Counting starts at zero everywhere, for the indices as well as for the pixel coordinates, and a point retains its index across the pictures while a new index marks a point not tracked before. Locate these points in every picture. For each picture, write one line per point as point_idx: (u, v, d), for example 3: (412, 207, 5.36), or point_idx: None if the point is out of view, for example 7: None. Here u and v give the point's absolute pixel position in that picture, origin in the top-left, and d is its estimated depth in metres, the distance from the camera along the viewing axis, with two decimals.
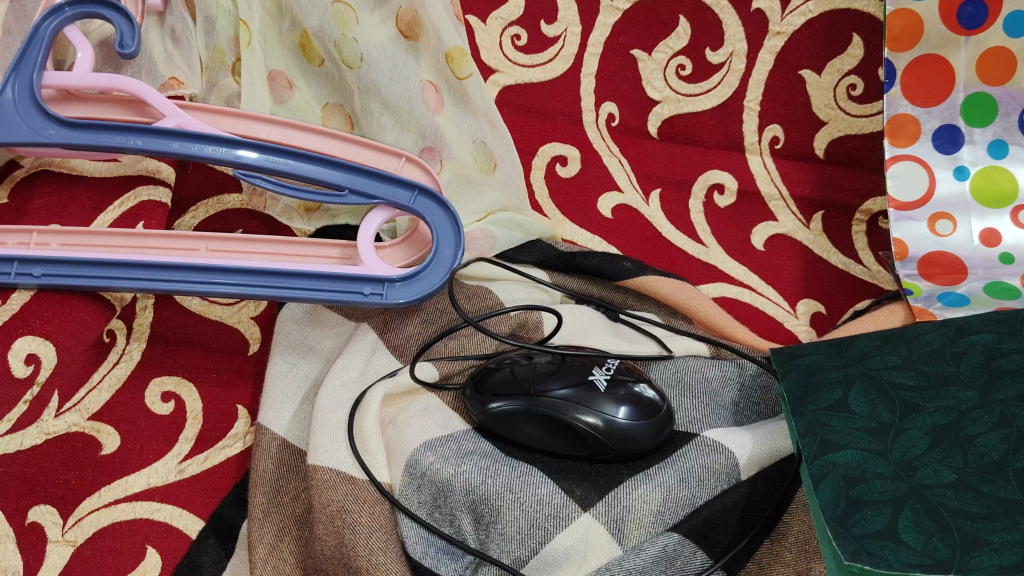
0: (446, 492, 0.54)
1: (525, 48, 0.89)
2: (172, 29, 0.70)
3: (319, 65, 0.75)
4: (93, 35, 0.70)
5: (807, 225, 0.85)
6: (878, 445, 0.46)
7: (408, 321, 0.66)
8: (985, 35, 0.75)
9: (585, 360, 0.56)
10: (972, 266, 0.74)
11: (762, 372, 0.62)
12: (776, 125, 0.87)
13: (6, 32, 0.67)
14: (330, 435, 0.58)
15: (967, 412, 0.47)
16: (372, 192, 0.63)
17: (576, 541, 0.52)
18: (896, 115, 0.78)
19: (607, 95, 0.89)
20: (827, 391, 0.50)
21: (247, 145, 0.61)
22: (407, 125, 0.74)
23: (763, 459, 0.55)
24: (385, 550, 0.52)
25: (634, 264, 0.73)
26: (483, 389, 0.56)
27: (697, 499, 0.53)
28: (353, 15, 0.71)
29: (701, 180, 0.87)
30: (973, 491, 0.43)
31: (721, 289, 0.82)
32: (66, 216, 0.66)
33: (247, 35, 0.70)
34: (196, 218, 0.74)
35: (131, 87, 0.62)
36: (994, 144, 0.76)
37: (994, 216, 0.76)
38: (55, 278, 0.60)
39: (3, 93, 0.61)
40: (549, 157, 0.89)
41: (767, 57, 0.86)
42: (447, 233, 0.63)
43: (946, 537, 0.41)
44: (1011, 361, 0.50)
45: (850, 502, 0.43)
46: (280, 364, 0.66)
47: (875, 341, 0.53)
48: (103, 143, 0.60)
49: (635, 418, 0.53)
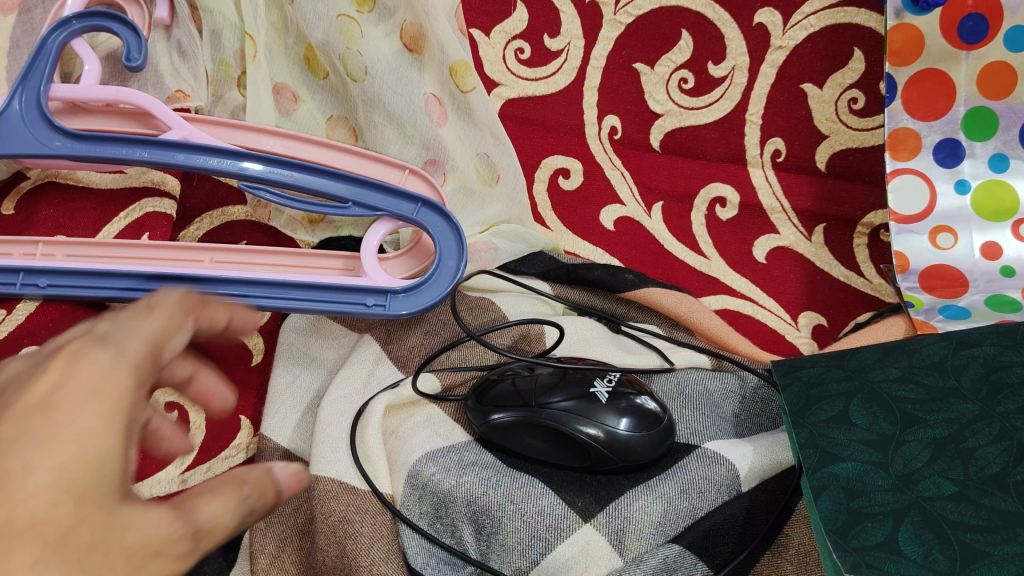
0: (447, 503, 0.54)
1: (529, 62, 0.90)
2: (178, 42, 0.72)
3: (323, 78, 0.75)
4: (101, 48, 0.71)
5: (809, 237, 0.85)
6: (878, 457, 0.46)
7: (411, 333, 0.67)
8: (985, 49, 0.75)
9: (587, 373, 0.56)
10: (971, 279, 0.75)
11: (762, 385, 0.63)
12: (778, 139, 0.87)
13: (13, 45, 0.67)
14: (331, 446, 0.59)
15: (967, 425, 0.47)
16: (375, 204, 0.63)
17: (577, 552, 0.52)
18: (896, 129, 0.79)
19: (609, 109, 0.90)
20: (828, 404, 0.50)
21: (252, 157, 0.61)
22: (410, 137, 0.74)
23: (763, 470, 0.56)
24: (386, 561, 0.52)
25: (636, 276, 0.74)
26: (484, 400, 0.56)
27: (698, 511, 0.54)
28: (357, 28, 0.72)
29: (702, 194, 0.88)
30: (974, 503, 0.43)
31: (722, 301, 0.83)
32: (72, 227, 0.68)
33: (253, 48, 0.71)
34: (200, 229, 0.75)
35: (137, 100, 0.63)
36: (994, 158, 0.76)
37: (995, 229, 0.76)
38: (59, 288, 0.61)
39: (10, 105, 0.61)
40: (551, 170, 0.90)
41: (768, 71, 0.86)
42: (450, 245, 0.63)
43: (946, 549, 0.41)
44: (1012, 373, 0.50)
45: (850, 513, 0.43)
46: (283, 374, 0.66)
47: (876, 353, 0.53)
48: (109, 155, 0.60)
49: (636, 430, 0.53)
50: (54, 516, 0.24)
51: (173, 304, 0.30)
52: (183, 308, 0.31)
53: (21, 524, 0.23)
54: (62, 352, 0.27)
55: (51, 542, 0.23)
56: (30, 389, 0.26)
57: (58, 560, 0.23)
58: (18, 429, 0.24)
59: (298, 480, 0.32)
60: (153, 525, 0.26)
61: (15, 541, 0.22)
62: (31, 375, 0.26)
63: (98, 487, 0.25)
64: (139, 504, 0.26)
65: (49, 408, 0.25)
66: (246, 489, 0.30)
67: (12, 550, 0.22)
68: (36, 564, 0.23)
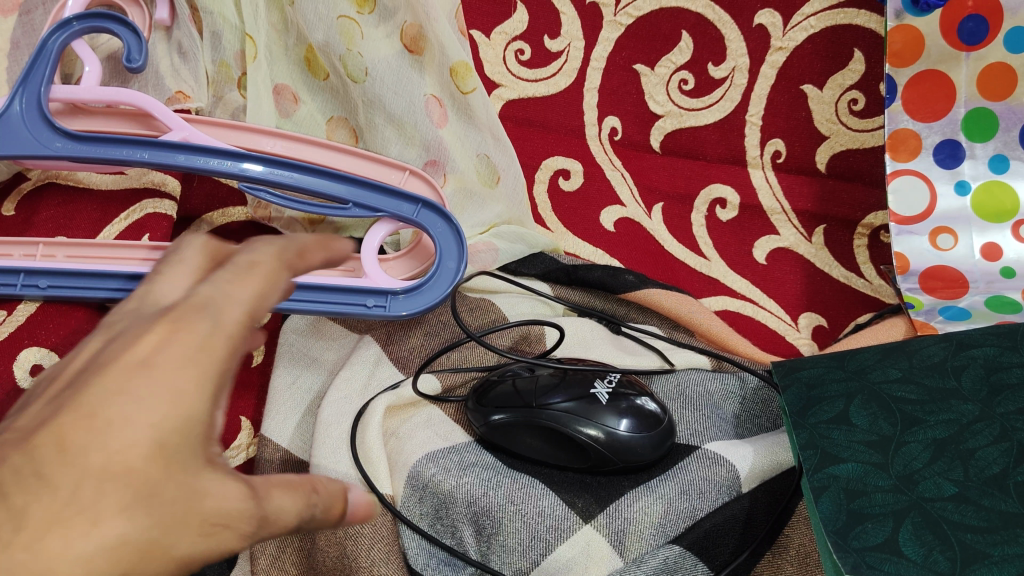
0: (448, 504, 0.54)
1: (529, 63, 0.90)
2: (178, 43, 0.72)
3: (324, 79, 0.75)
4: (101, 49, 0.71)
5: (809, 238, 0.85)
6: (879, 458, 0.46)
7: (411, 334, 0.67)
8: (985, 50, 0.75)
9: (587, 374, 0.56)
10: (971, 280, 0.75)
11: (762, 386, 0.63)
12: (778, 140, 0.87)
13: (14, 46, 0.67)
14: (331, 447, 0.59)
15: (968, 426, 0.47)
16: (375, 205, 0.63)
17: (578, 552, 0.52)
18: (896, 130, 0.79)
19: (609, 110, 0.90)
20: (828, 405, 0.50)
21: (252, 158, 0.61)
22: (411, 138, 0.74)
23: (763, 471, 0.56)
24: (386, 561, 0.52)
25: (636, 277, 0.74)
26: (484, 402, 0.56)
27: (698, 512, 0.54)
28: (358, 30, 0.72)
29: (703, 195, 0.88)
30: (974, 504, 0.43)
31: (723, 302, 0.83)
32: (72, 228, 0.67)
33: (253, 50, 0.71)
34: (200, 230, 0.75)
35: (137, 101, 0.63)
36: (994, 159, 0.76)
37: (995, 231, 0.76)
38: (59, 289, 0.61)
39: (11, 106, 0.61)
40: (552, 171, 0.90)
41: (769, 72, 0.86)
42: (450, 247, 0.64)
43: (947, 550, 0.41)
44: (1012, 374, 0.50)
45: (851, 514, 0.43)
46: (283, 374, 0.66)
47: (877, 354, 0.53)
48: (110, 156, 0.61)
49: (636, 431, 0.53)
50: (138, 473, 0.22)
51: (274, 263, 0.25)
52: (281, 263, 0.25)
53: (111, 469, 0.21)
54: (163, 314, 0.23)
55: (136, 497, 0.21)
56: (132, 344, 0.23)
57: (143, 508, 0.22)
58: (120, 382, 0.22)
59: (368, 509, 0.29)
60: (231, 497, 0.24)
61: (106, 486, 0.21)
62: (136, 328, 0.23)
63: (185, 446, 0.23)
64: (222, 473, 0.24)
65: (149, 368, 0.22)
66: (316, 497, 0.27)
67: (103, 495, 0.21)
68: (124, 510, 0.21)
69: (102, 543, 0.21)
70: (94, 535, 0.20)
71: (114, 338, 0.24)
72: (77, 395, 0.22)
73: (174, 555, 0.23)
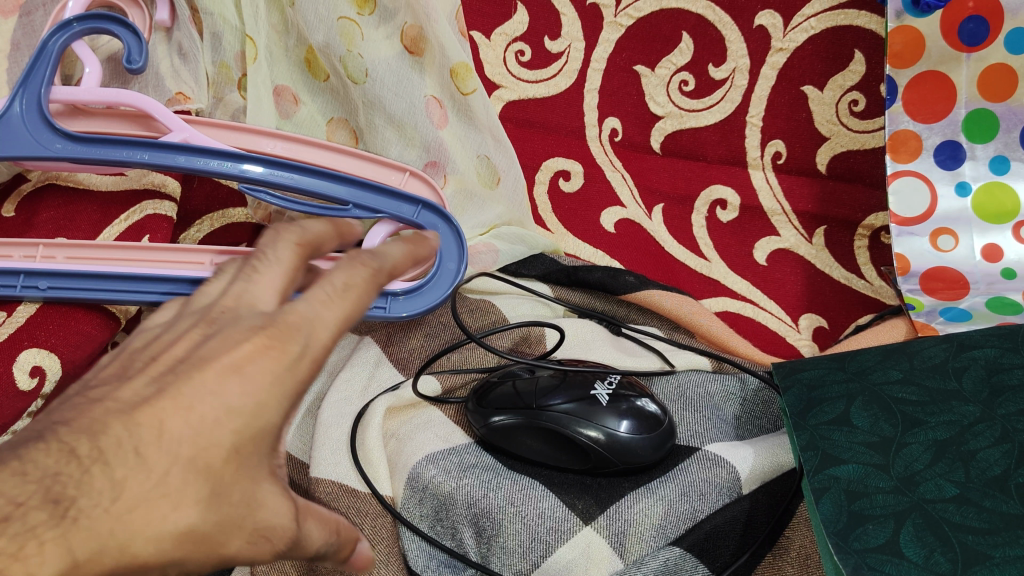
0: (448, 505, 0.54)
1: (529, 65, 0.91)
2: (178, 44, 0.72)
3: (324, 80, 0.75)
4: (101, 50, 0.71)
5: (810, 239, 0.85)
6: (880, 459, 0.46)
7: (411, 335, 0.67)
8: (986, 52, 0.74)
9: (587, 375, 0.56)
10: (972, 281, 0.75)
11: (763, 387, 0.63)
12: (779, 141, 0.87)
13: (14, 47, 0.67)
14: (331, 449, 0.58)
15: (969, 427, 0.47)
16: (375, 206, 0.63)
17: (578, 554, 0.52)
18: (896, 131, 0.79)
19: (609, 112, 0.90)
20: (829, 406, 0.50)
21: (252, 159, 0.61)
22: (411, 140, 0.74)
23: (764, 473, 0.56)
24: (386, 563, 0.52)
25: (636, 278, 0.74)
26: (485, 403, 0.56)
27: (699, 513, 0.53)
28: (358, 31, 0.72)
29: (703, 196, 0.88)
30: (975, 505, 0.43)
31: (723, 303, 0.83)
32: (73, 230, 0.67)
33: (253, 51, 0.71)
34: (201, 231, 0.75)
35: (137, 102, 0.63)
36: (995, 160, 0.76)
37: (996, 232, 0.75)
38: (60, 290, 0.61)
39: (11, 107, 0.61)
40: (552, 172, 0.90)
41: (769, 73, 0.86)
42: (450, 248, 0.64)
43: (948, 552, 0.41)
44: (1014, 375, 0.50)
45: (852, 516, 0.43)
46: None
47: (877, 356, 0.53)
48: (110, 157, 0.61)
49: (636, 432, 0.53)
50: (216, 468, 0.26)
51: (364, 285, 0.30)
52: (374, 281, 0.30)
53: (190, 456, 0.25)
54: (259, 326, 0.28)
55: (210, 487, 0.26)
56: (231, 347, 0.27)
57: (210, 497, 0.26)
58: (219, 382, 0.26)
59: (366, 563, 0.34)
60: (277, 511, 0.29)
61: (192, 475, 0.25)
62: (233, 332, 0.27)
63: (256, 448, 0.27)
64: (276, 485, 0.29)
65: (241, 375, 0.26)
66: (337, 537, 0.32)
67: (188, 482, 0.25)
68: (200, 500, 0.25)
69: (172, 525, 0.25)
70: (170, 515, 0.25)
71: (210, 335, 0.28)
72: (178, 385, 0.26)
73: (225, 551, 0.27)
